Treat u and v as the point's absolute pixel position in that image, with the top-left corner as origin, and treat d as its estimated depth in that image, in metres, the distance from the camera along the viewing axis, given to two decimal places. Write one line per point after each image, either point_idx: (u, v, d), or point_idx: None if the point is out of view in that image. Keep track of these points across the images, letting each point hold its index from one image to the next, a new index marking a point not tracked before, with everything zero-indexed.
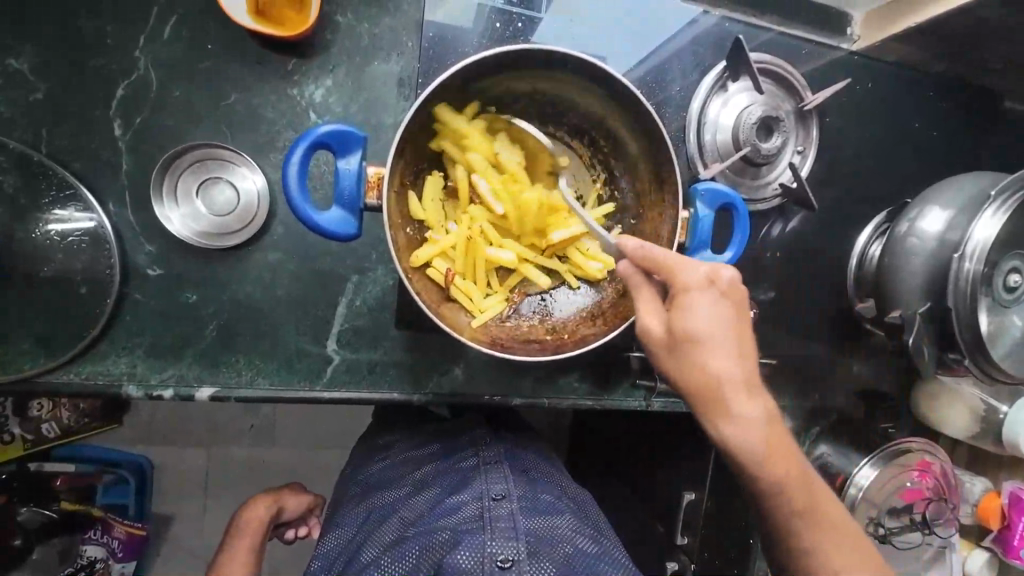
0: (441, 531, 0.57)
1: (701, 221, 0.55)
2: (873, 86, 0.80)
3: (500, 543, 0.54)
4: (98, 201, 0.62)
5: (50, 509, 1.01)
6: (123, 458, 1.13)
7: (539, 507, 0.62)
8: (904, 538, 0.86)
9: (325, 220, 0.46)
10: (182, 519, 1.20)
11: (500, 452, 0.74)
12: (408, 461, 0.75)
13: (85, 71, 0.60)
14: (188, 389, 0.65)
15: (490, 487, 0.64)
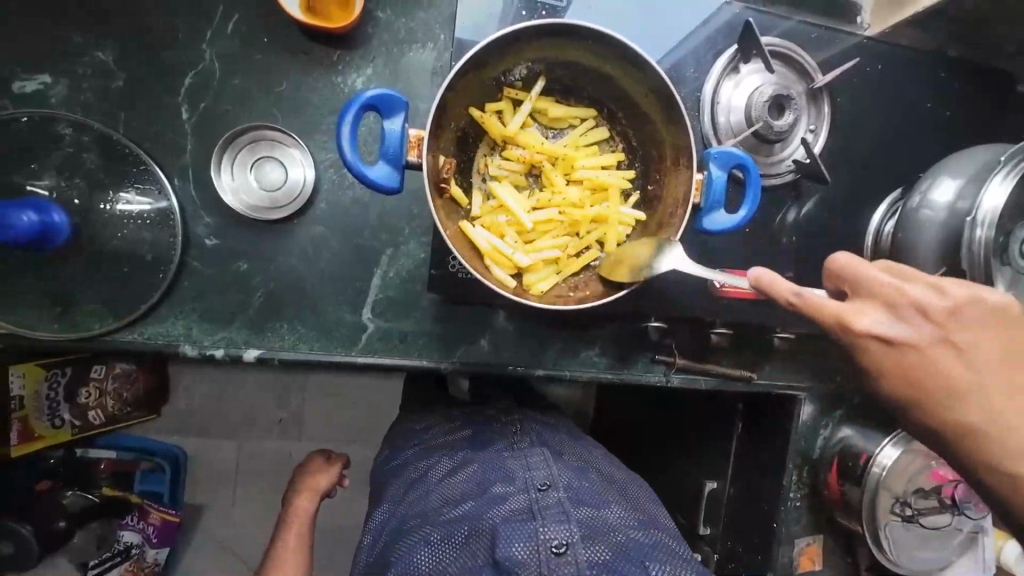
0: (489, 518, 0.58)
1: (713, 182, 0.58)
2: (889, 69, 0.82)
3: (552, 532, 0.55)
4: (165, 177, 0.69)
5: (92, 493, 1.13)
6: (158, 448, 1.23)
7: (584, 493, 0.63)
8: (931, 520, 0.86)
9: (373, 172, 0.51)
10: (213, 509, 1.29)
11: (536, 439, 0.74)
12: (439, 446, 0.75)
13: (159, 62, 0.68)
14: (237, 350, 0.71)
15: (534, 473, 0.64)
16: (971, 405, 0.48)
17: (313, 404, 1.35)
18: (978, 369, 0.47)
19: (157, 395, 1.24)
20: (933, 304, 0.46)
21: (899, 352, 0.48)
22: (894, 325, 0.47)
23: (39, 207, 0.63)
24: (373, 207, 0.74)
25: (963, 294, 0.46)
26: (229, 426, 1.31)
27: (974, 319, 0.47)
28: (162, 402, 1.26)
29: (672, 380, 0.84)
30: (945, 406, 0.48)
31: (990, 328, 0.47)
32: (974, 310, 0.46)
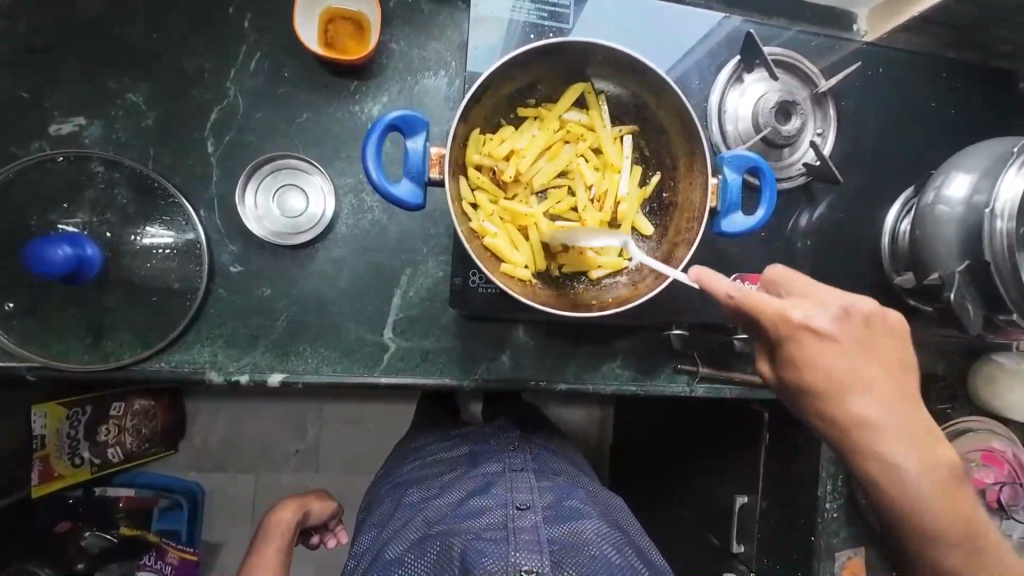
0: (463, 534, 0.56)
1: (730, 186, 0.59)
2: (892, 72, 0.84)
3: (524, 554, 0.53)
4: (193, 208, 0.71)
5: (111, 534, 1.10)
6: (179, 485, 1.22)
7: (565, 516, 0.60)
8: None
9: (396, 191, 0.53)
10: (229, 546, 1.28)
11: (527, 459, 0.72)
12: (437, 462, 0.74)
13: (187, 100, 0.71)
14: (261, 375, 0.72)
15: (515, 496, 0.62)
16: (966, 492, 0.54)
17: (332, 433, 1.34)
18: (868, 364, 0.50)
19: (174, 432, 1.24)
20: (813, 319, 0.49)
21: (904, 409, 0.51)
22: (824, 317, 0.49)
23: (74, 241, 0.65)
24: (392, 229, 0.76)
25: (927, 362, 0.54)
26: (249, 458, 1.31)
27: (874, 331, 0.51)
28: (179, 437, 1.26)
29: (696, 391, 0.83)
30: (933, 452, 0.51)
31: (868, 349, 0.50)
32: (881, 325, 0.51)
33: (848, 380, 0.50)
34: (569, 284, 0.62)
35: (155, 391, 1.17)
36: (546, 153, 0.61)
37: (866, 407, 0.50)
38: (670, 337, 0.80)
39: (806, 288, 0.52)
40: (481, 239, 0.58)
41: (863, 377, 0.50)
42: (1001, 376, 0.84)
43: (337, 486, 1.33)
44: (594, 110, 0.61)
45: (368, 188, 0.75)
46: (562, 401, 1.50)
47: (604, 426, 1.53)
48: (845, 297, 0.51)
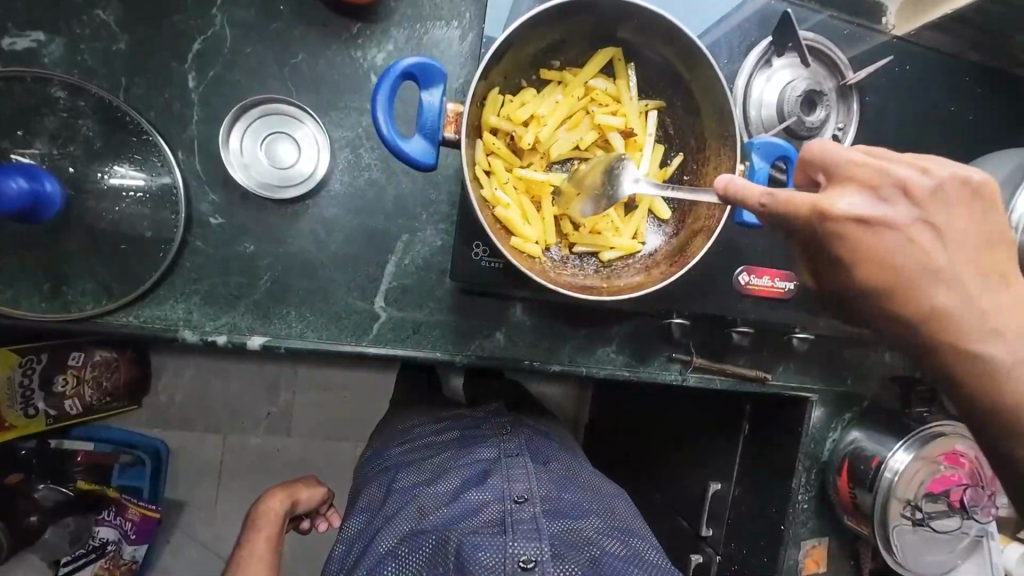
0: (461, 528, 0.55)
1: (756, 174, 0.56)
2: (915, 69, 0.82)
3: (522, 544, 0.52)
4: (169, 149, 0.64)
5: (66, 488, 1.04)
6: (140, 441, 1.17)
7: (561, 507, 0.60)
8: (941, 523, 0.86)
9: (409, 149, 0.49)
10: (193, 507, 1.25)
11: (523, 445, 0.70)
12: (426, 447, 0.71)
13: (167, 26, 0.63)
14: (241, 337, 0.67)
15: (511, 486, 0.61)
16: (1004, 332, 0.47)
17: (309, 398, 1.30)
18: (944, 255, 0.44)
19: (138, 388, 1.18)
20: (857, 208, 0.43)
21: (881, 235, 0.44)
22: (869, 206, 0.44)
23: (31, 174, 0.58)
24: (390, 191, 0.71)
25: (947, 172, 0.45)
26: (219, 419, 1.26)
27: (943, 204, 0.44)
28: (143, 392, 1.21)
29: (688, 380, 0.83)
30: (928, 287, 0.45)
31: (930, 230, 0.44)
32: (949, 194, 0.45)
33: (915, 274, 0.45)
34: (579, 264, 0.59)
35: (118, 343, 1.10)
36: (567, 122, 0.56)
37: (947, 298, 0.45)
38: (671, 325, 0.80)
39: (861, 162, 0.44)
40: (492, 209, 0.54)
41: (936, 267, 0.44)
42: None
43: (310, 452, 1.30)
44: (621, 80, 0.57)
45: (367, 144, 0.69)
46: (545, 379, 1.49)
47: (583, 406, 1.54)
48: (904, 170, 0.44)
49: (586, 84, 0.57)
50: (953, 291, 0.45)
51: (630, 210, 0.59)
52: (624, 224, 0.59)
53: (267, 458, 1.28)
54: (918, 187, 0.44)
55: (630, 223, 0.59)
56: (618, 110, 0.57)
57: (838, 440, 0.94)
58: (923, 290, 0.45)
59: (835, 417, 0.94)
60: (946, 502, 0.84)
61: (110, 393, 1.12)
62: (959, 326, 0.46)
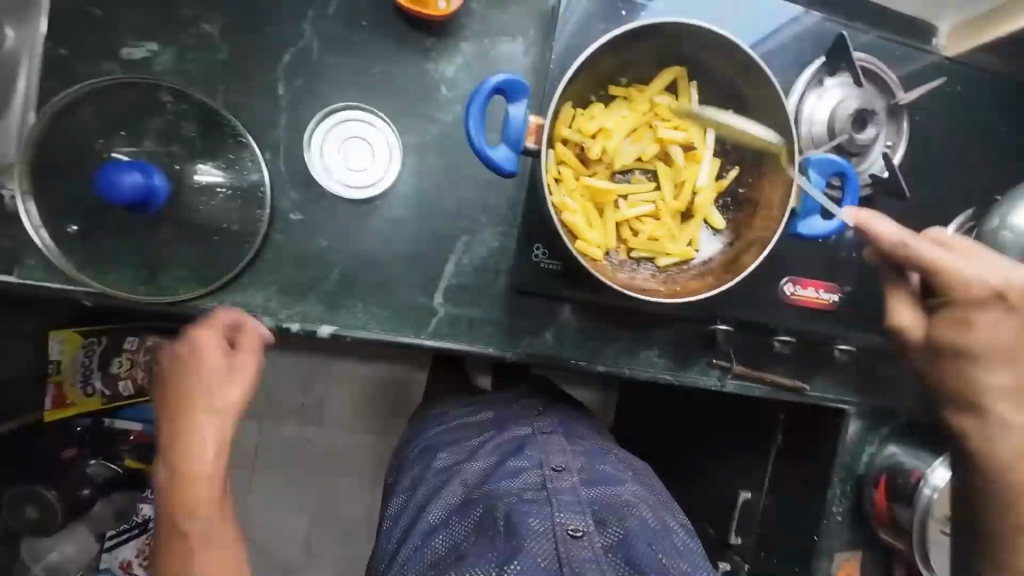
0: (507, 496, 0.59)
1: (812, 188, 0.58)
2: (966, 90, 0.84)
3: (568, 514, 0.56)
4: (258, 150, 0.70)
5: (116, 464, 1.07)
6: None
7: (598, 476, 0.64)
8: None
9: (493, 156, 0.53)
10: (236, 488, 1.31)
11: (554, 424, 0.74)
12: (462, 427, 0.75)
13: (262, 38, 0.69)
14: (312, 325, 0.72)
15: (549, 458, 0.65)
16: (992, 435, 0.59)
17: (349, 390, 1.36)
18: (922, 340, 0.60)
19: None
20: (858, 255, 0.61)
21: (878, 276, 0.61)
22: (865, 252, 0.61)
23: (144, 169, 0.64)
24: (454, 195, 0.75)
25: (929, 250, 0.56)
26: (264, 406, 1.32)
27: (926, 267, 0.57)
28: None
29: (727, 386, 0.85)
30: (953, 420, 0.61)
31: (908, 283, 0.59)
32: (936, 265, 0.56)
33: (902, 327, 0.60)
34: (635, 268, 0.63)
35: None
36: (632, 135, 0.60)
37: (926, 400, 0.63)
38: (715, 331, 0.82)
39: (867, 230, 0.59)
40: (560, 214, 0.58)
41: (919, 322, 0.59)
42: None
43: (348, 442, 1.36)
44: (684, 97, 0.60)
45: (435, 150, 0.74)
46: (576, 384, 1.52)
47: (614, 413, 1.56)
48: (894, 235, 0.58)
49: (650, 100, 0.60)
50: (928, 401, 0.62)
51: (687, 219, 0.62)
52: (680, 232, 0.62)
53: (307, 445, 1.34)
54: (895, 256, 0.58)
55: (686, 232, 0.62)
56: (681, 125, 0.60)
57: (874, 454, 0.94)
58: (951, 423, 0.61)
59: (871, 430, 0.95)
60: None
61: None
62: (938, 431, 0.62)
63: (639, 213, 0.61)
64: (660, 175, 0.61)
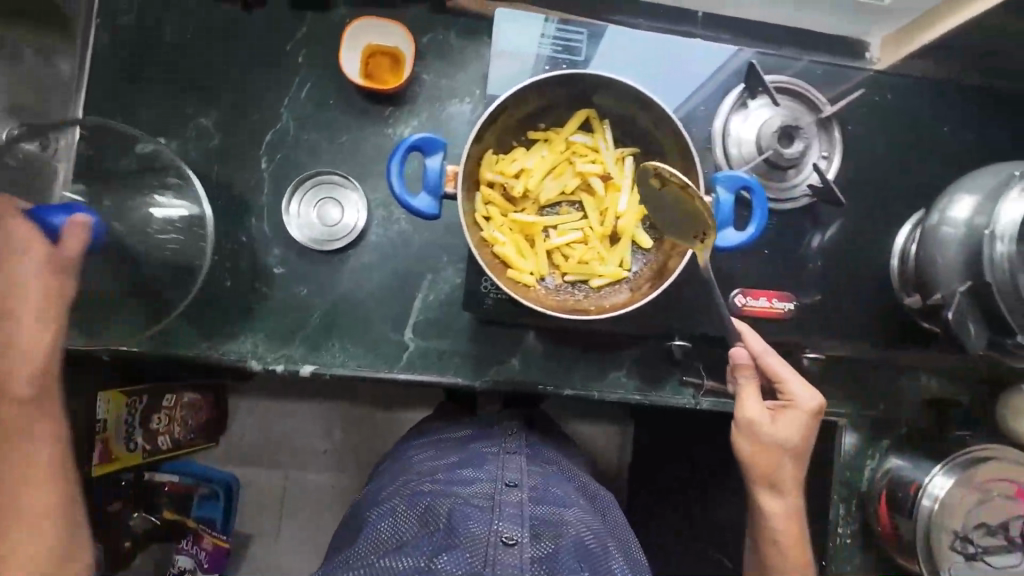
0: (457, 497, 0.67)
1: (722, 204, 0.62)
2: (907, 96, 0.86)
3: (506, 524, 0.62)
4: (246, 216, 0.81)
5: (155, 516, 1.23)
6: (215, 475, 1.32)
7: (548, 496, 0.70)
8: (1000, 559, 0.79)
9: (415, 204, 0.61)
10: (256, 534, 1.37)
11: (522, 445, 0.82)
12: (442, 443, 0.84)
13: (247, 123, 0.82)
14: (295, 366, 0.80)
15: (504, 473, 0.73)
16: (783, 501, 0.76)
17: (360, 433, 1.43)
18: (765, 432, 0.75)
19: (215, 427, 1.35)
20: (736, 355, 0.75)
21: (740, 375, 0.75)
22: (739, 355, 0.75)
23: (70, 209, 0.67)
24: (417, 240, 0.84)
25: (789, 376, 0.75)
26: (281, 451, 1.40)
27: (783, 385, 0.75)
28: (219, 432, 1.37)
29: (700, 404, 0.86)
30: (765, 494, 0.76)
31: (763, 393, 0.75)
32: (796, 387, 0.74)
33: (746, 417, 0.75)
34: (571, 291, 0.68)
35: (201, 386, 1.30)
36: (552, 172, 0.67)
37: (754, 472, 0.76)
38: (673, 346, 0.83)
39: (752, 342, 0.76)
40: (490, 248, 0.64)
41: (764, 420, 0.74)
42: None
43: (360, 486, 1.40)
44: (598, 134, 0.67)
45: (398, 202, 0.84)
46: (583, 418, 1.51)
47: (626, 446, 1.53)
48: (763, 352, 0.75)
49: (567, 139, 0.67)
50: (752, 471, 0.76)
51: (615, 242, 0.67)
52: (609, 254, 0.67)
53: (322, 488, 1.40)
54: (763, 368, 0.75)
55: (614, 253, 0.67)
56: (597, 158, 0.67)
57: (874, 467, 0.90)
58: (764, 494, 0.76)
59: (869, 443, 0.91)
60: (1002, 534, 0.78)
61: (191, 431, 1.29)
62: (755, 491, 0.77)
63: (566, 240, 0.66)
64: (584, 205, 0.67)
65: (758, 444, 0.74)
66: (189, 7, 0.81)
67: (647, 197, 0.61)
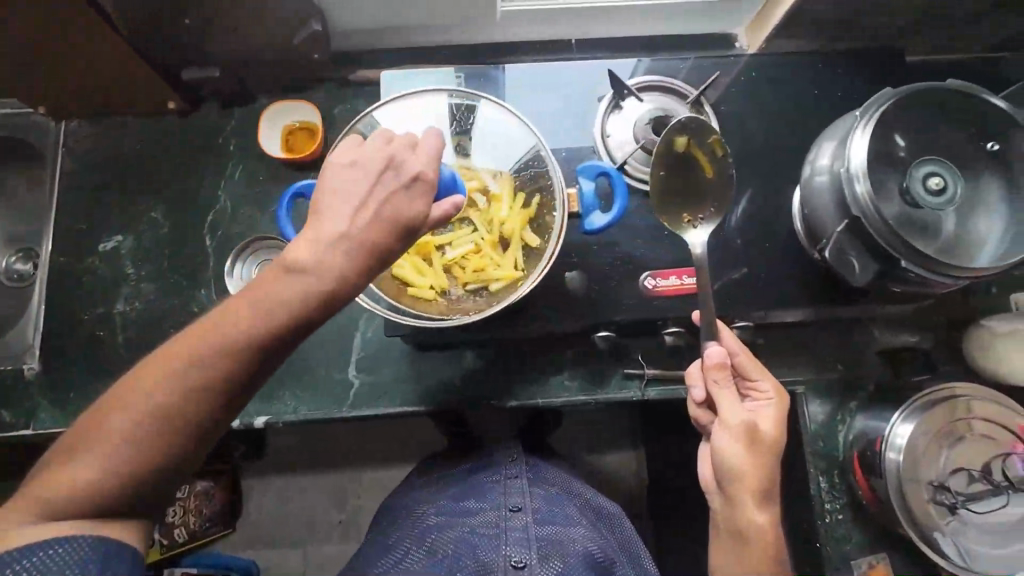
0: (468, 528, 0.77)
1: (584, 192, 0.72)
2: (786, 68, 0.90)
3: (515, 549, 0.74)
4: (197, 289, 0.90)
5: None
6: (236, 563, 1.34)
7: (551, 516, 0.79)
8: (984, 504, 0.75)
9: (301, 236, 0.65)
10: None
11: (524, 467, 0.88)
12: (447, 475, 0.91)
13: (192, 209, 0.93)
14: (249, 419, 0.85)
15: (508, 499, 0.81)
16: (766, 509, 0.71)
17: (360, 492, 1.44)
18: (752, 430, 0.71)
19: (232, 510, 1.39)
20: (714, 352, 0.73)
21: (718, 372, 0.72)
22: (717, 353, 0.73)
23: None
24: None
25: (765, 375, 0.74)
26: (284, 522, 1.42)
27: (759, 381, 0.74)
28: (237, 516, 1.40)
29: (648, 394, 0.85)
30: (751, 499, 0.70)
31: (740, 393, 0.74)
32: (771, 386, 0.74)
33: (727, 416, 0.71)
34: (473, 298, 0.72)
35: (215, 473, 1.35)
36: None
37: (740, 477, 0.70)
38: (597, 338, 0.84)
39: (727, 338, 0.75)
40: (389, 272, 0.71)
41: (748, 421, 0.71)
42: (997, 342, 0.83)
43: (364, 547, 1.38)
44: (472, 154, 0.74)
45: None
46: (584, 446, 1.47)
47: (633, 468, 1.46)
48: (738, 350, 0.75)
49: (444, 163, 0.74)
50: (736, 478, 0.71)
51: (506, 246, 0.73)
52: (503, 259, 0.72)
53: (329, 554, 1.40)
54: (739, 364, 0.74)
55: (506, 256, 0.72)
56: (474, 175, 0.73)
57: (846, 432, 0.86)
58: (749, 502, 0.70)
59: (838, 408, 0.88)
60: (981, 478, 0.75)
61: (208, 518, 1.34)
62: (740, 498, 0.71)
63: (459, 253, 0.72)
64: (470, 218, 0.73)
65: (754, 448, 0.71)
66: (134, 124, 0.95)
67: (677, 159, 0.77)
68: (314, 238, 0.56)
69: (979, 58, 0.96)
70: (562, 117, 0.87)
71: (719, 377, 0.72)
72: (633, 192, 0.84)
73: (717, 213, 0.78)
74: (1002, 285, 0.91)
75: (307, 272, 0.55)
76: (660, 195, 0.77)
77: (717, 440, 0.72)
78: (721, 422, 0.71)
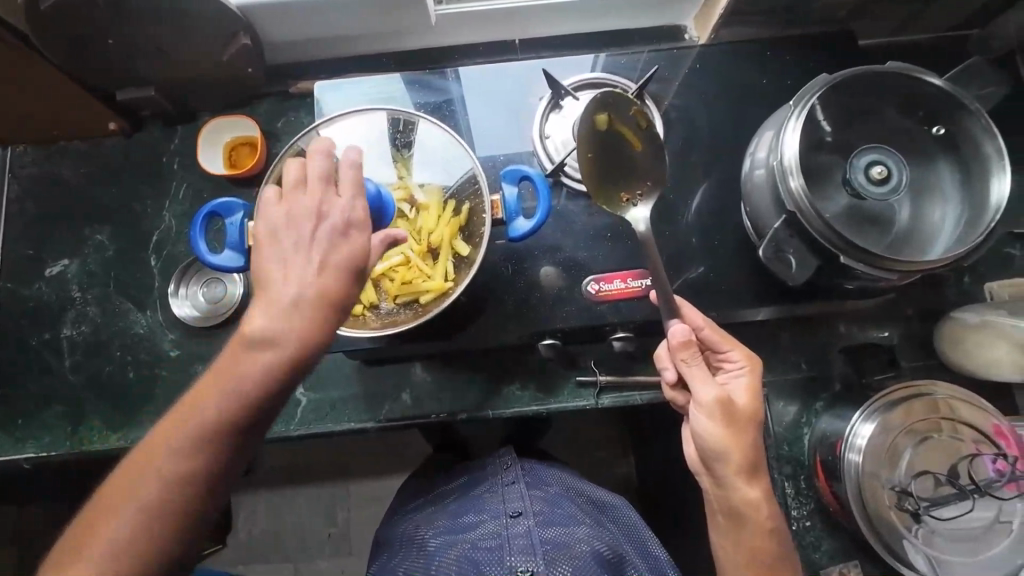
0: (467, 542, 0.73)
1: (509, 198, 0.70)
2: (735, 57, 0.87)
3: (518, 557, 0.68)
4: (143, 311, 0.89)
5: None
6: None
7: (554, 518, 0.75)
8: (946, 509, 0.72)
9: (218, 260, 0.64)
10: None
11: (520, 472, 0.83)
12: (439, 493, 0.89)
13: (138, 230, 0.92)
14: None
15: (509, 505, 0.77)
16: (758, 488, 0.67)
17: (341, 507, 1.42)
18: (730, 404, 0.66)
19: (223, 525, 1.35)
20: (679, 329, 0.68)
21: (687, 349, 0.67)
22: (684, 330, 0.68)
23: None
24: None
25: (733, 343, 0.70)
26: (266, 539, 1.40)
27: (729, 353, 0.70)
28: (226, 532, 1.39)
29: (602, 402, 0.82)
30: (738, 479, 0.66)
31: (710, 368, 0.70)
32: (740, 353, 0.70)
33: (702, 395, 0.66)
34: (403, 311, 0.70)
35: None
36: None
37: (723, 458, 0.66)
38: (541, 347, 0.79)
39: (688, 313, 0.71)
40: None
41: (725, 396, 0.66)
42: (967, 335, 0.79)
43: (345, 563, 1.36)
44: (401, 166, 0.73)
45: None
46: (567, 453, 1.43)
47: (618, 474, 1.42)
48: (701, 323, 0.71)
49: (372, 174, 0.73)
50: (720, 459, 0.66)
51: (436, 255, 0.71)
52: (432, 270, 0.70)
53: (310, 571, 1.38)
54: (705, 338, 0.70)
55: (435, 267, 0.70)
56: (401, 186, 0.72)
57: (811, 434, 0.82)
58: (738, 482, 0.66)
59: (803, 409, 0.84)
60: (945, 482, 0.71)
61: None
62: (727, 479, 0.66)
63: (387, 264, 0.70)
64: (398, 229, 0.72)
65: (735, 425, 0.66)
66: (78, 148, 0.94)
67: (607, 137, 0.75)
68: (268, 312, 0.55)
69: (940, 38, 0.92)
70: (503, 121, 0.84)
71: (688, 355, 0.67)
72: (571, 193, 0.81)
73: (655, 186, 0.75)
74: (975, 274, 0.86)
75: (269, 344, 0.55)
76: (594, 177, 0.74)
77: (695, 421, 0.67)
78: (695, 402, 0.66)
